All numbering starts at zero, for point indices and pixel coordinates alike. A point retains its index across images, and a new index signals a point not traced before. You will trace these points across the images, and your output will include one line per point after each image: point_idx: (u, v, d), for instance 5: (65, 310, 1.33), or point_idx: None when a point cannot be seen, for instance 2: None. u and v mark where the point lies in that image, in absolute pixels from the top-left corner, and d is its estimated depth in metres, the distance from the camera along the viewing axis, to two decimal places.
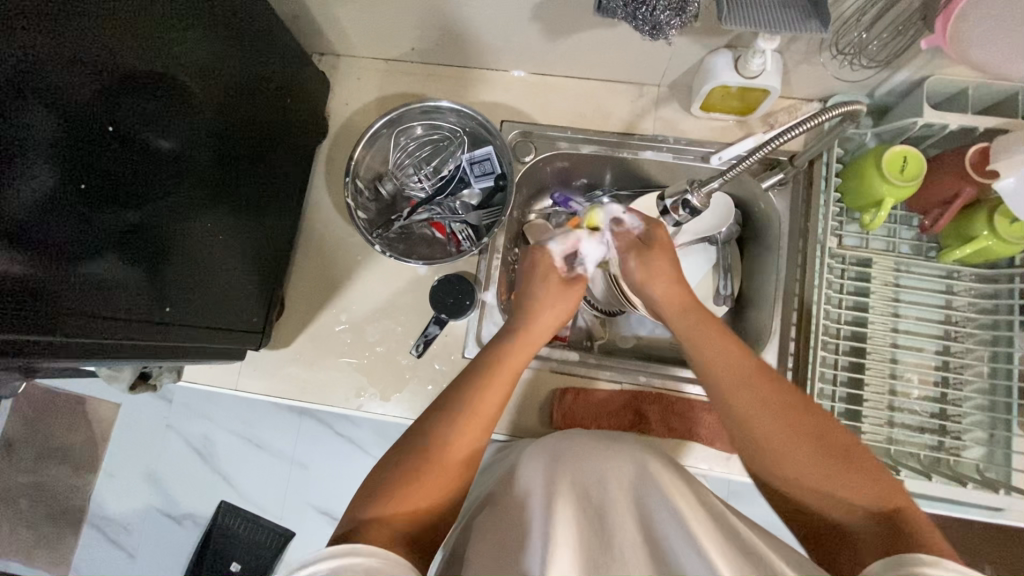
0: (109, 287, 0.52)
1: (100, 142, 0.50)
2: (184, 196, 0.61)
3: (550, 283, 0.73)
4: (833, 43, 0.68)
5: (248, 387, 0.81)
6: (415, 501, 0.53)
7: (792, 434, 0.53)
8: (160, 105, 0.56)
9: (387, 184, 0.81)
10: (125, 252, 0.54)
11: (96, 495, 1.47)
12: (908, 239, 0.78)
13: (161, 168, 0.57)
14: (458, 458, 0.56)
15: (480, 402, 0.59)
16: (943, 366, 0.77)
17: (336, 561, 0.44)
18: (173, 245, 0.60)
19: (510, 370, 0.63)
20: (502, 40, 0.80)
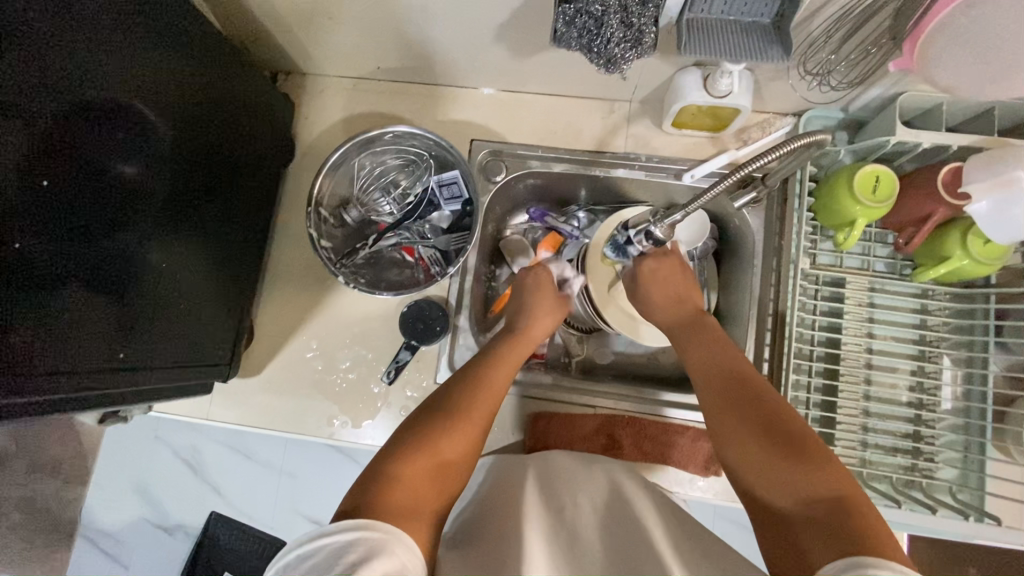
0: (64, 320, 0.51)
1: (57, 173, 0.49)
2: (145, 225, 0.59)
3: (546, 310, 0.78)
4: (801, 63, 0.66)
5: (220, 416, 0.81)
6: (417, 479, 0.53)
7: (759, 425, 0.54)
8: (118, 134, 0.55)
9: (352, 211, 0.79)
10: (83, 285, 0.52)
11: (87, 508, 1.48)
12: (883, 256, 0.77)
13: (121, 198, 0.56)
14: (455, 453, 0.57)
15: (478, 398, 0.63)
16: (918, 387, 0.76)
17: (350, 536, 0.44)
18: (135, 276, 0.59)
19: (503, 375, 0.68)
20: (467, 59, 0.78)
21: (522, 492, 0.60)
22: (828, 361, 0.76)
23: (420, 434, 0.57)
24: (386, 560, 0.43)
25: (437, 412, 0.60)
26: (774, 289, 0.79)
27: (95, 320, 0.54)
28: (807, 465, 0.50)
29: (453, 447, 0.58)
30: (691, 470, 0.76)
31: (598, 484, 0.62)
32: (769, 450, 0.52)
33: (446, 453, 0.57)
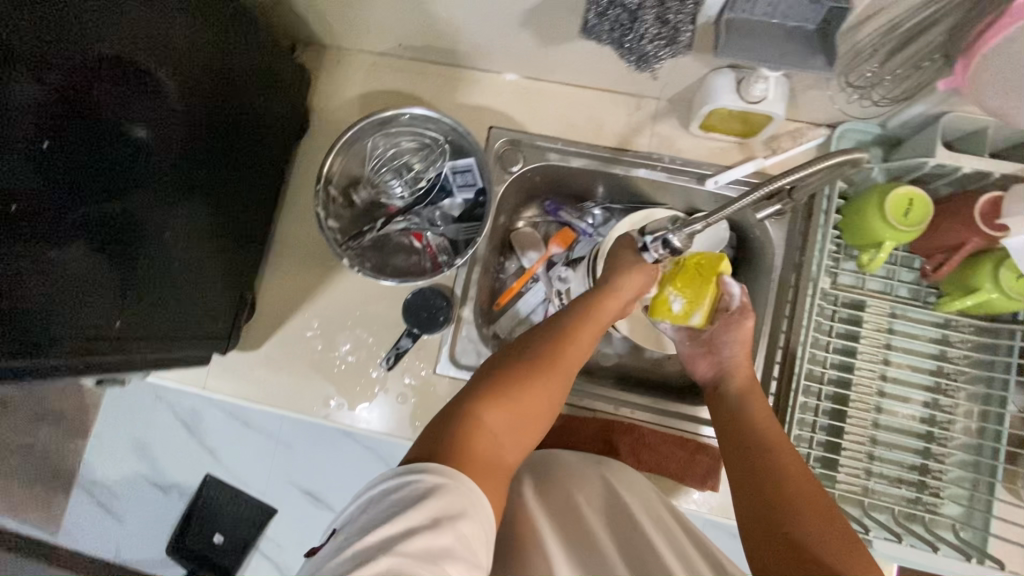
0: (63, 281, 0.49)
1: (65, 131, 0.47)
2: (152, 189, 0.58)
3: (636, 267, 0.69)
4: (843, 73, 0.63)
5: (216, 388, 0.80)
6: (499, 426, 0.57)
7: (803, 502, 0.54)
8: (130, 93, 0.52)
9: (362, 191, 0.77)
10: (83, 245, 0.51)
11: (86, 459, 1.50)
12: (907, 282, 0.74)
13: (129, 159, 0.54)
14: (535, 411, 0.60)
15: (567, 351, 0.64)
16: (929, 419, 0.74)
17: (436, 481, 0.48)
18: (137, 241, 0.57)
19: (587, 337, 0.66)
20: (492, 42, 0.75)
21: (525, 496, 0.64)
22: (839, 386, 0.74)
23: (505, 383, 0.60)
24: (466, 521, 0.47)
25: (525, 360, 0.62)
26: (790, 306, 0.76)
27: (102, 287, 0.54)
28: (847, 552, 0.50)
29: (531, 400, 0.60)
30: (687, 483, 0.74)
31: (603, 487, 0.65)
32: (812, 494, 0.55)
33: (526, 401, 0.59)
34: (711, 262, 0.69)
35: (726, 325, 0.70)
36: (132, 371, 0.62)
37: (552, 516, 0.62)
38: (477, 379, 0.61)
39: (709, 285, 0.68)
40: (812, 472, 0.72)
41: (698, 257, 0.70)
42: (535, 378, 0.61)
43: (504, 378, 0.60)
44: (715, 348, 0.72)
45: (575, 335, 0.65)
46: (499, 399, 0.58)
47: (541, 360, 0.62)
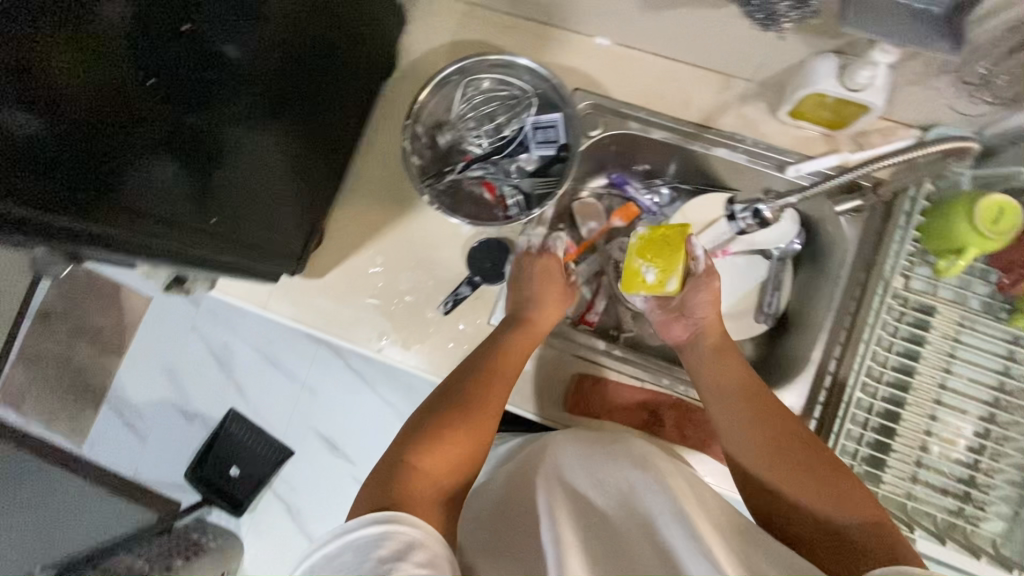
0: (153, 188, 0.52)
1: (170, 42, 0.48)
2: (242, 108, 0.59)
3: (552, 284, 0.77)
4: (955, 69, 0.62)
5: (276, 309, 0.82)
6: (432, 468, 0.57)
7: (793, 461, 0.59)
8: (236, 12, 0.53)
9: (446, 134, 0.79)
10: (174, 156, 0.53)
11: (118, 377, 1.51)
12: (981, 294, 0.73)
13: (226, 78, 0.55)
14: (464, 451, 0.60)
15: (483, 392, 0.65)
16: (982, 434, 0.72)
17: (380, 528, 0.46)
18: (220, 157, 0.59)
19: (512, 361, 0.70)
20: (593, 3, 0.75)
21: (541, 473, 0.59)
22: (895, 388, 0.73)
23: (431, 433, 0.60)
24: (420, 551, 0.45)
25: (447, 404, 0.63)
26: (856, 303, 0.76)
27: (179, 196, 0.55)
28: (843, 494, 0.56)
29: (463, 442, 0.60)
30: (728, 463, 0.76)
31: (616, 463, 0.58)
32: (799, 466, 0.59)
33: (456, 449, 0.59)
34: (676, 230, 0.75)
35: (697, 288, 0.73)
36: (202, 270, 0.65)
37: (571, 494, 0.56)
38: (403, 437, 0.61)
39: (681, 252, 0.74)
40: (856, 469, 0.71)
41: (662, 226, 0.76)
42: (460, 416, 0.62)
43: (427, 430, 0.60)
44: (687, 311, 0.74)
45: (497, 365, 0.68)
46: (424, 445, 0.58)
47: (468, 401, 0.64)
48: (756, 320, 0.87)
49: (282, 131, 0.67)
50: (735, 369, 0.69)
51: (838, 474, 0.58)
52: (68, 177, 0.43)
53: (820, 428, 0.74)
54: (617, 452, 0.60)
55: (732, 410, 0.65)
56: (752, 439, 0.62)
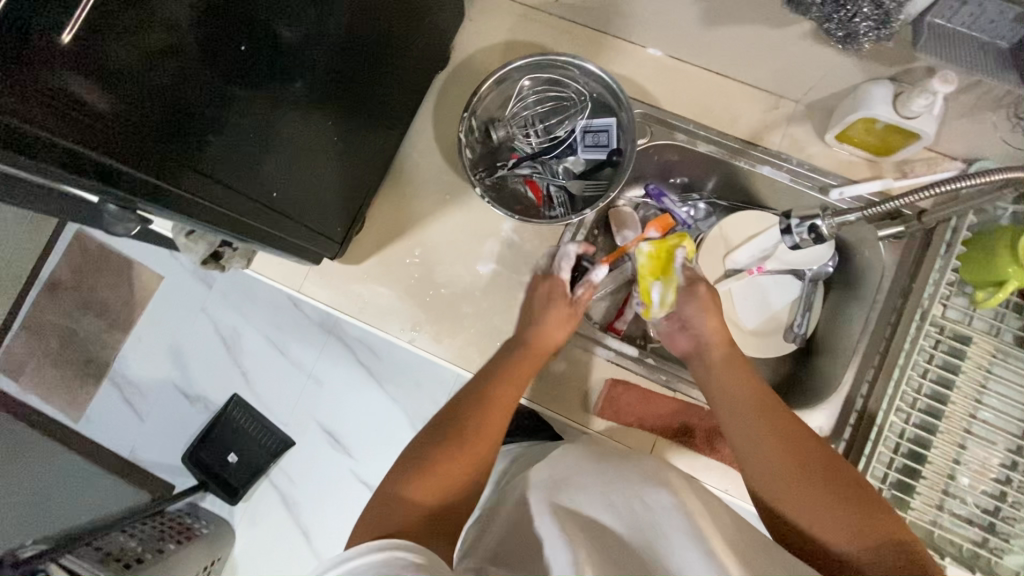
0: (211, 159, 0.51)
1: (235, 16, 0.48)
2: (298, 90, 0.59)
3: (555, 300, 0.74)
4: (1011, 104, 0.63)
5: (311, 292, 0.82)
6: (419, 504, 0.55)
7: (801, 472, 0.57)
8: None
9: (498, 130, 0.80)
10: (235, 130, 0.53)
11: (122, 354, 1.46)
12: (1015, 328, 0.74)
13: (281, 57, 0.55)
14: (453, 484, 0.58)
15: (482, 421, 0.63)
16: (1010, 466, 0.73)
17: (381, 555, 0.45)
18: (277, 138, 0.59)
19: (514, 389, 0.67)
20: (653, 14, 0.76)
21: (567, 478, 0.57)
22: (926, 415, 0.74)
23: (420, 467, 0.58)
24: (422, 574, 0.45)
25: (440, 435, 0.61)
26: (891, 328, 0.76)
27: (237, 162, 0.55)
28: (855, 512, 0.54)
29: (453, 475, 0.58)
30: None
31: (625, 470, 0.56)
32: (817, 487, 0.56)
33: (447, 481, 0.58)
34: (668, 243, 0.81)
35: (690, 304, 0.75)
36: (250, 240, 0.64)
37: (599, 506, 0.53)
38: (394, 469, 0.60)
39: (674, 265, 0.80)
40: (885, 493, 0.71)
41: (654, 241, 0.83)
42: (453, 447, 0.60)
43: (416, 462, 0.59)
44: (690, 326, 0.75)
45: (495, 392, 0.66)
46: (409, 480, 0.57)
47: (463, 429, 0.62)
48: (786, 339, 0.87)
49: (337, 112, 0.67)
50: (746, 378, 0.67)
51: (850, 491, 0.55)
52: (134, 133, 0.43)
53: (850, 450, 0.74)
54: (623, 467, 0.57)
55: (742, 420, 0.63)
56: (761, 454, 0.60)
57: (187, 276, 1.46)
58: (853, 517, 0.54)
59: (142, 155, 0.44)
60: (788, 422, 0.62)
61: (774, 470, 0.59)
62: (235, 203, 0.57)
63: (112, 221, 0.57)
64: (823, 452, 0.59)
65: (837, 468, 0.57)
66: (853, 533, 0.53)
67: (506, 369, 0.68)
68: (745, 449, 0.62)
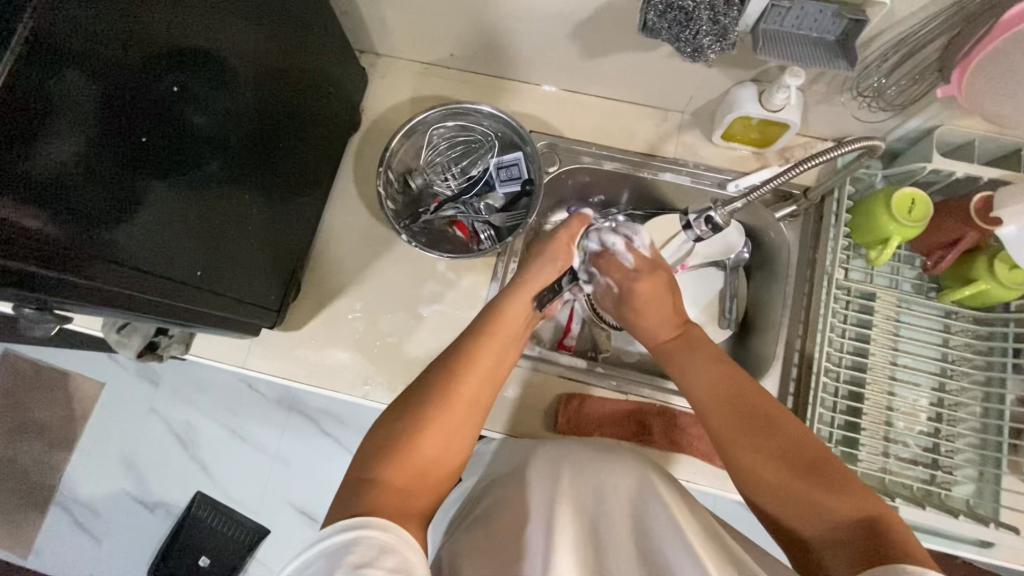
0: (128, 248, 0.52)
1: (141, 108, 0.50)
2: (213, 168, 0.61)
3: (543, 263, 0.73)
4: (853, 85, 0.72)
5: (256, 365, 0.82)
6: (406, 485, 0.52)
7: (765, 457, 0.52)
8: (197, 80, 0.56)
9: (417, 178, 0.85)
10: (154, 217, 0.54)
11: (68, 473, 1.37)
12: (911, 277, 0.82)
13: (192, 140, 0.57)
14: (438, 454, 0.55)
15: (463, 386, 0.58)
16: (937, 403, 0.79)
17: (354, 535, 0.45)
18: (201, 217, 0.61)
19: (496, 357, 0.63)
20: (539, 55, 0.83)
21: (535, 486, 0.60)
22: (854, 370, 0.80)
23: (402, 441, 0.54)
24: (392, 556, 0.44)
25: (420, 406, 0.56)
26: (807, 298, 0.83)
27: (158, 252, 0.56)
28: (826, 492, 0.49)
29: (437, 448, 0.55)
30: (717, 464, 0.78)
31: (617, 471, 0.61)
32: (778, 468, 0.51)
33: (434, 452, 0.55)
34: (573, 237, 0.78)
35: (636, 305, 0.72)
36: (180, 323, 0.64)
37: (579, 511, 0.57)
38: (370, 443, 0.56)
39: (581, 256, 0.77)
40: (835, 450, 0.76)
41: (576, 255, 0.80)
42: (437, 415, 0.56)
43: (398, 434, 0.54)
44: (637, 316, 0.72)
45: (474, 361, 0.60)
46: (392, 459, 0.53)
47: (438, 391, 0.57)
48: (721, 326, 0.92)
49: (255, 189, 0.70)
50: (712, 369, 0.60)
51: (821, 471, 0.50)
52: (44, 239, 0.44)
53: (796, 417, 0.78)
54: (610, 466, 0.62)
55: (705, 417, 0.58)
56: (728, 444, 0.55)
57: (133, 376, 1.38)
58: (825, 499, 0.49)
59: (52, 258, 0.45)
60: (751, 402, 0.55)
61: (743, 460, 0.53)
62: (162, 292, 0.58)
63: (28, 325, 0.56)
64: (790, 432, 0.53)
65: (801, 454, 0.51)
66: (831, 512, 0.48)
67: (489, 330, 0.64)
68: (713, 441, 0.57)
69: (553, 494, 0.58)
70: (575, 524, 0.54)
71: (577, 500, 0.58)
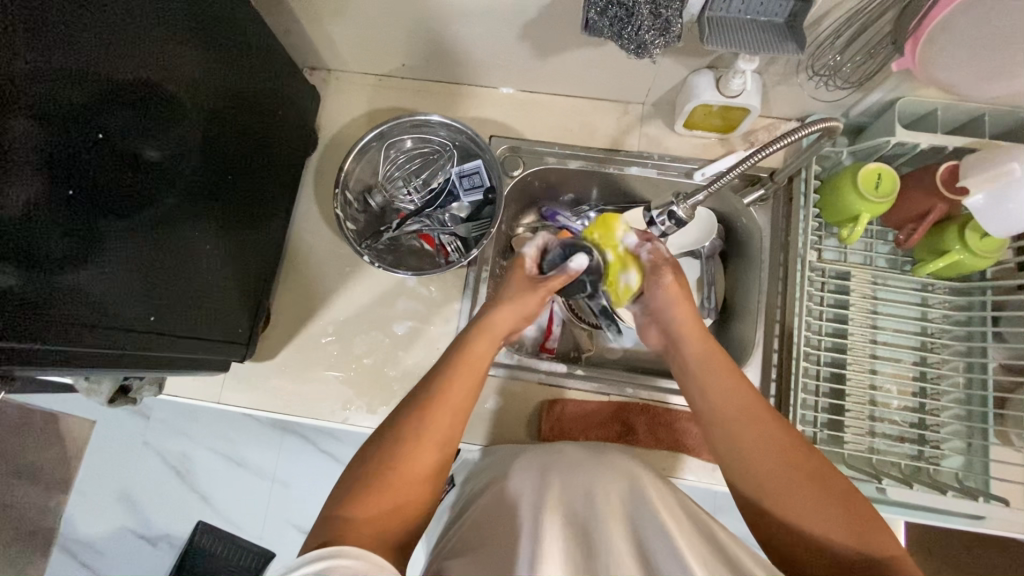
0: (91, 296, 0.51)
1: (88, 150, 0.49)
2: (173, 203, 0.60)
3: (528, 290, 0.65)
4: (809, 65, 0.71)
5: (232, 400, 0.81)
6: (376, 516, 0.51)
7: (796, 483, 0.52)
8: (146, 116, 0.55)
9: (376, 196, 0.84)
10: (116, 261, 0.53)
11: (65, 515, 1.34)
12: (884, 253, 0.82)
13: (148, 177, 0.56)
14: (417, 481, 0.54)
15: (431, 423, 0.55)
16: (921, 377, 0.79)
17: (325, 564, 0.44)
18: (163, 256, 0.60)
19: (465, 391, 0.58)
20: (491, 58, 0.82)
21: (517, 496, 0.59)
22: (835, 351, 0.79)
23: (376, 478, 0.53)
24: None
25: (392, 442, 0.55)
26: (782, 282, 0.82)
27: (121, 297, 0.55)
28: (851, 522, 0.50)
29: (406, 490, 0.53)
30: (705, 458, 0.78)
31: (610, 475, 0.59)
32: (806, 490, 0.52)
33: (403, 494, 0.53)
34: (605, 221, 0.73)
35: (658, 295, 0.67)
36: (154, 370, 0.63)
37: (565, 520, 0.54)
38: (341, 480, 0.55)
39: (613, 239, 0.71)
40: (821, 433, 0.76)
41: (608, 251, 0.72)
42: (400, 458, 0.54)
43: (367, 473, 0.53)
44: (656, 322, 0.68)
45: (444, 399, 0.57)
46: (361, 497, 0.52)
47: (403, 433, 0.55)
48: (701, 317, 0.91)
49: (215, 222, 0.68)
50: (730, 389, 0.58)
51: (851, 505, 0.51)
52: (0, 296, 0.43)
53: (780, 404, 0.78)
54: (600, 471, 0.60)
55: (726, 436, 0.57)
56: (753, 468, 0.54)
57: (122, 411, 1.35)
58: (853, 530, 0.50)
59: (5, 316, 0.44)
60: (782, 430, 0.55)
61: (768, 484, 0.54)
62: (124, 341, 0.56)
63: None
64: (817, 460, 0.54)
65: (832, 483, 0.52)
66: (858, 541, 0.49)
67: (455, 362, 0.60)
68: (731, 457, 0.56)
69: (537, 501, 0.56)
70: (561, 534, 0.53)
71: (563, 505, 0.56)
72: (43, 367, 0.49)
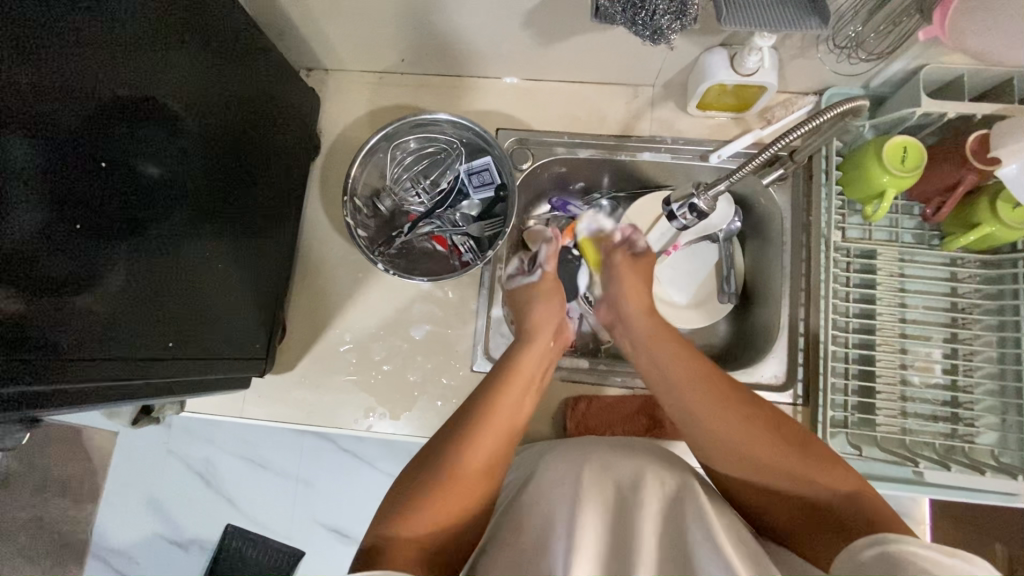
0: (104, 323, 0.50)
1: (87, 173, 0.47)
2: (179, 221, 0.58)
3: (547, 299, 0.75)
4: (829, 37, 0.68)
5: (254, 414, 0.81)
6: (423, 525, 0.52)
7: (751, 427, 0.57)
8: (148, 132, 0.53)
9: (385, 200, 0.82)
10: (125, 284, 0.52)
11: (96, 525, 1.35)
12: (911, 227, 0.79)
13: (152, 195, 0.54)
14: (475, 474, 0.56)
15: (497, 414, 0.60)
16: (952, 353, 0.77)
17: None
18: (171, 277, 0.58)
19: (518, 396, 0.64)
20: (494, 48, 0.79)
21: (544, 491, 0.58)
22: (863, 332, 0.78)
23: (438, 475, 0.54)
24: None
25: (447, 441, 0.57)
26: (806, 264, 0.80)
27: (130, 323, 0.53)
28: (807, 464, 0.54)
29: (457, 501, 0.54)
30: None
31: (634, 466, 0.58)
32: (765, 441, 0.56)
33: (453, 503, 0.54)
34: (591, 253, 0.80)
35: (613, 277, 0.75)
36: (166, 395, 0.61)
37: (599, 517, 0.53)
38: (392, 496, 0.55)
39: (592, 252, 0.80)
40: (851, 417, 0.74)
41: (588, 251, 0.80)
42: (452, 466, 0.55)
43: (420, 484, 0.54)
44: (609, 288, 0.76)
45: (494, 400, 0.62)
46: (412, 507, 0.53)
47: (457, 440, 0.57)
48: (720, 303, 0.88)
49: (220, 237, 0.66)
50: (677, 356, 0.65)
51: (812, 456, 0.55)
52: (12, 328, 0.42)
53: (809, 388, 0.77)
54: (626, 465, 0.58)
55: (680, 397, 0.62)
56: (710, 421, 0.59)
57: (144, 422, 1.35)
58: (811, 472, 0.54)
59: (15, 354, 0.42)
60: (727, 385, 0.60)
61: (721, 440, 0.58)
62: (138, 369, 0.54)
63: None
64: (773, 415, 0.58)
65: (783, 428, 0.57)
66: (831, 489, 0.52)
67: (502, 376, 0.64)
68: (688, 419, 0.61)
69: (572, 496, 0.55)
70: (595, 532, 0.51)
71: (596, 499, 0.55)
72: (59, 406, 0.48)
